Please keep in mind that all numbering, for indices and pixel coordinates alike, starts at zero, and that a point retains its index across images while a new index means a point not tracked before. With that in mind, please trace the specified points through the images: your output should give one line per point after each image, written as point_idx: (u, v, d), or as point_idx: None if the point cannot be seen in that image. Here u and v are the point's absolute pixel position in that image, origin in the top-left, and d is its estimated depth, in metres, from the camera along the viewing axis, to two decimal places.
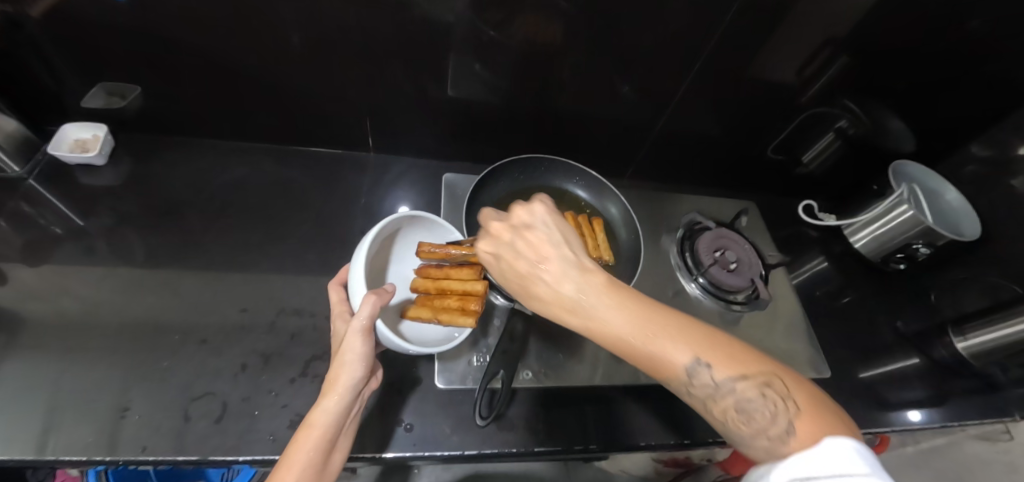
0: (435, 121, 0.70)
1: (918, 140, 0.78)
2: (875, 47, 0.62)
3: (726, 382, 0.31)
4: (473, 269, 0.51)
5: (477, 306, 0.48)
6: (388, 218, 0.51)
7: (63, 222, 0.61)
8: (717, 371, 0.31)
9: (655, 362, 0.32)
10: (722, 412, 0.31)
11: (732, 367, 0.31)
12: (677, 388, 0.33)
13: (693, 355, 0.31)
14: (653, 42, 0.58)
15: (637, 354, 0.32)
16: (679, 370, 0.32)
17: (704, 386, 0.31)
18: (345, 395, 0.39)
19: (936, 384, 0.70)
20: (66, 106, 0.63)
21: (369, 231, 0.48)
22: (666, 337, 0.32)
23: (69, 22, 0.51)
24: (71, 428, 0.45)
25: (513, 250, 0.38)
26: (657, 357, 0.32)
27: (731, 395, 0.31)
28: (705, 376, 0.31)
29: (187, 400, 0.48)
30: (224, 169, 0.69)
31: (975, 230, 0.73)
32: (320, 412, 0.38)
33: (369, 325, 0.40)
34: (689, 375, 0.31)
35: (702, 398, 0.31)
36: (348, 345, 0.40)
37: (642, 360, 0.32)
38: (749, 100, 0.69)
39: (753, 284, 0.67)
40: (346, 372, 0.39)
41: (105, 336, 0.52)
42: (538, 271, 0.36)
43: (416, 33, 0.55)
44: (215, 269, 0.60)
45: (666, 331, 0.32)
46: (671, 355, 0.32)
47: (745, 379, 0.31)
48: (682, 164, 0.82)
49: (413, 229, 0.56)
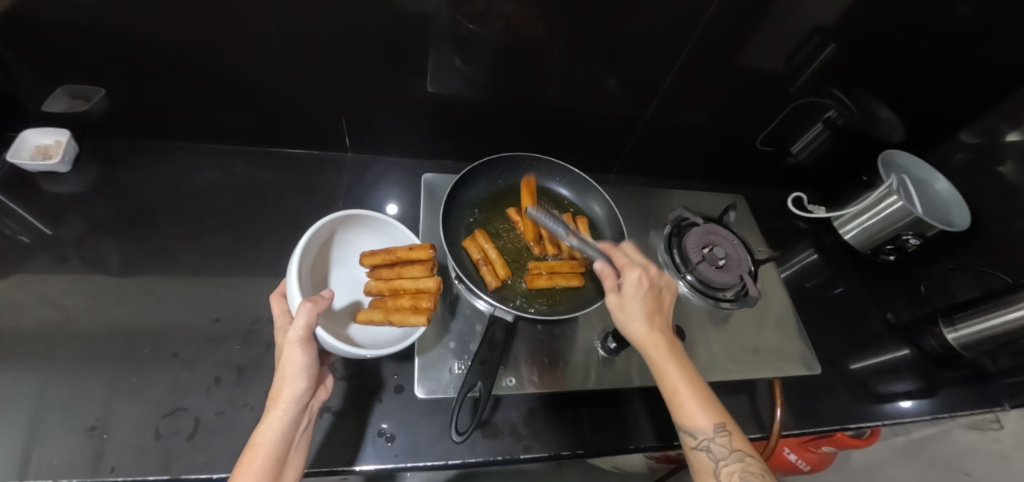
0: (415, 118, 0.68)
1: (908, 129, 0.77)
2: (864, 36, 0.61)
3: (739, 452, 0.38)
4: (424, 266, 0.50)
5: (428, 303, 0.47)
6: (321, 221, 0.50)
7: (30, 231, 0.58)
8: (734, 442, 0.38)
9: (688, 416, 0.40)
10: (723, 478, 0.37)
11: (748, 446, 0.39)
12: (690, 441, 0.40)
13: (720, 420, 0.39)
14: (638, 33, 0.57)
15: (681, 403, 0.40)
16: (706, 428, 0.39)
17: (720, 448, 0.38)
18: (290, 409, 0.37)
19: (926, 376, 0.70)
20: (24, 110, 0.60)
21: (302, 236, 0.48)
22: (702, 402, 0.40)
23: (24, 23, 0.49)
24: (50, 447, 0.43)
25: (625, 302, 0.45)
26: (690, 412, 0.40)
27: (736, 464, 0.38)
28: (723, 440, 0.39)
29: (159, 417, 0.46)
30: (195, 173, 0.67)
31: (965, 220, 0.72)
32: (263, 430, 0.36)
33: (307, 334, 0.38)
34: (713, 434, 0.39)
35: (711, 456, 0.38)
36: (288, 356, 0.38)
37: (678, 399, 0.41)
38: (737, 90, 0.68)
39: (742, 281, 0.66)
40: (288, 385, 0.38)
41: (71, 351, 0.49)
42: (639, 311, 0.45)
43: (392, 28, 0.53)
44: (188, 277, 0.58)
45: (704, 399, 0.41)
46: (704, 414, 0.40)
47: (756, 458, 0.38)
48: (669, 156, 0.81)
49: (351, 231, 0.55)
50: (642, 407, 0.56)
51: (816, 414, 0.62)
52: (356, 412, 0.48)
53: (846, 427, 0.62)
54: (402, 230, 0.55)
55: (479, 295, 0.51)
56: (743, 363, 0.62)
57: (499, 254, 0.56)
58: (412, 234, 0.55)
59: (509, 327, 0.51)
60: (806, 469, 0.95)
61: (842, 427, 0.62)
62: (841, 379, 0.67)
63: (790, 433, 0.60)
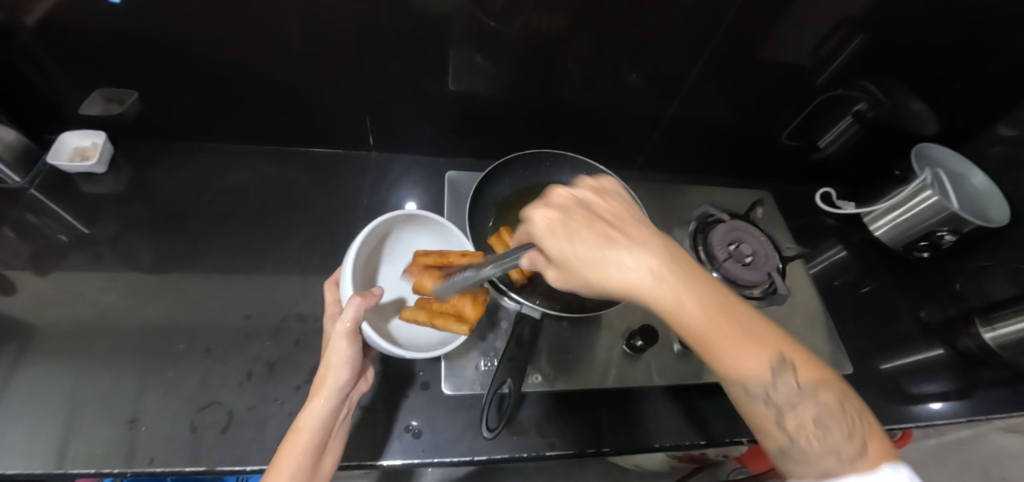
0: (437, 116, 0.68)
1: (942, 121, 0.74)
2: (896, 26, 0.59)
3: (809, 390, 0.30)
4: None
5: (472, 313, 0.47)
6: (382, 216, 0.51)
7: (70, 230, 0.61)
8: (802, 376, 0.30)
9: (737, 356, 0.30)
10: (790, 425, 0.30)
11: (816, 375, 0.30)
12: (744, 390, 0.30)
13: (779, 355, 0.30)
14: (661, 26, 0.56)
15: (728, 352, 0.30)
16: (765, 372, 0.29)
17: (785, 393, 0.30)
18: (331, 399, 0.38)
19: (962, 376, 0.67)
20: (62, 113, 0.62)
21: (360, 232, 0.48)
22: (755, 337, 0.30)
23: (63, 29, 0.50)
24: (88, 437, 0.45)
25: (567, 220, 0.31)
26: (742, 354, 0.30)
27: (808, 404, 0.29)
28: (787, 380, 0.30)
29: (194, 410, 0.48)
30: (224, 172, 0.69)
31: (1004, 216, 0.70)
32: (307, 416, 0.37)
33: (353, 328, 0.39)
34: (774, 379, 0.30)
35: (773, 405, 0.30)
36: (335, 346, 0.39)
37: (721, 350, 0.30)
38: (763, 83, 0.66)
39: (769, 278, 0.64)
40: (331, 375, 0.38)
41: (109, 344, 0.51)
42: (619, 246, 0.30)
43: (414, 27, 0.53)
44: (218, 274, 0.59)
45: (746, 332, 0.30)
46: (759, 353, 0.30)
47: (824, 389, 0.30)
48: (693, 151, 0.79)
49: (405, 228, 0.55)
50: (666, 406, 0.56)
51: None
52: (383, 407, 0.49)
53: None
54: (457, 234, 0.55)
55: (504, 291, 0.52)
56: None
57: None
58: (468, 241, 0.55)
59: (537, 324, 0.51)
60: None
61: None
62: (871, 379, 0.65)
63: None
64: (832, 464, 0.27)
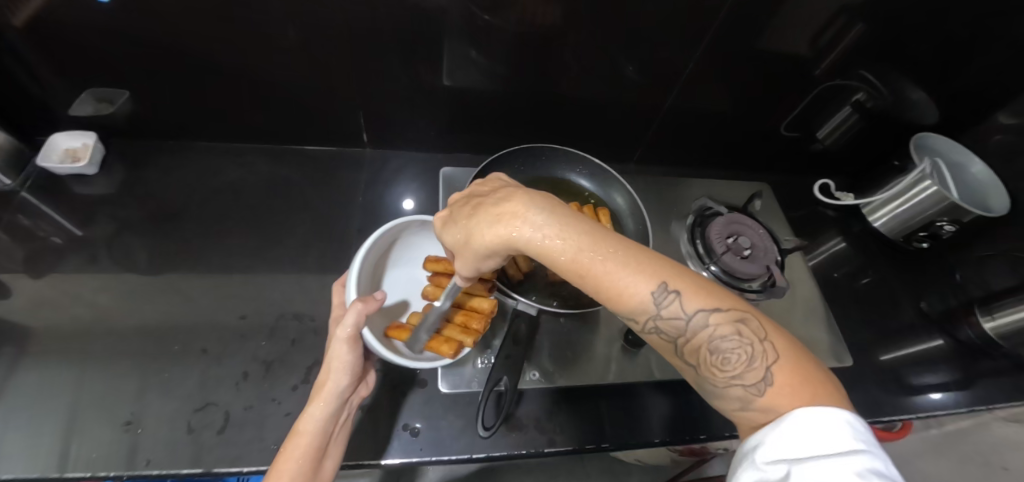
0: (432, 112, 0.67)
1: (942, 111, 0.73)
2: (897, 15, 0.58)
3: (693, 315, 0.30)
4: (483, 285, 0.49)
5: (479, 326, 0.47)
6: (391, 222, 0.52)
7: (63, 232, 0.60)
8: (689, 300, 0.30)
9: (621, 294, 0.31)
10: (690, 354, 0.31)
11: (712, 300, 0.31)
12: (638, 325, 0.33)
13: (660, 284, 0.31)
14: (657, 18, 0.55)
15: (609, 290, 0.32)
16: (649, 305, 0.31)
17: (671, 321, 0.31)
18: (331, 402, 0.38)
19: (962, 367, 0.67)
20: (53, 113, 0.61)
21: (369, 237, 0.49)
22: (634, 270, 0.31)
23: (51, 29, 0.50)
24: (87, 439, 0.45)
25: (454, 214, 0.37)
26: (624, 288, 0.31)
27: (699, 329, 0.31)
28: (672, 307, 0.31)
29: (191, 411, 0.47)
30: (217, 171, 0.68)
31: (1004, 206, 0.69)
32: (306, 420, 0.37)
33: (354, 333, 0.39)
34: (657, 309, 0.31)
35: (667, 335, 0.32)
36: (336, 351, 0.39)
37: (604, 290, 0.32)
38: (762, 74, 0.66)
39: (768, 272, 0.63)
40: (333, 378, 0.39)
41: (106, 346, 0.51)
42: (509, 216, 0.33)
43: (407, 21, 0.52)
44: (213, 274, 0.59)
45: (630, 268, 0.31)
46: (637, 289, 0.31)
47: (716, 313, 0.30)
48: (691, 144, 0.79)
49: (417, 233, 0.56)
50: (666, 402, 0.55)
51: None
52: (381, 405, 0.49)
53: (878, 420, 0.60)
54: None
55: (499, 289, 0.51)
56: None
57: None
58: None
59: (533, 321, 0.50)
60: None
61: (874, 420, 0.60)
62: (871, 370, 0.65)
63: None
64: (740, 394, 0.30)
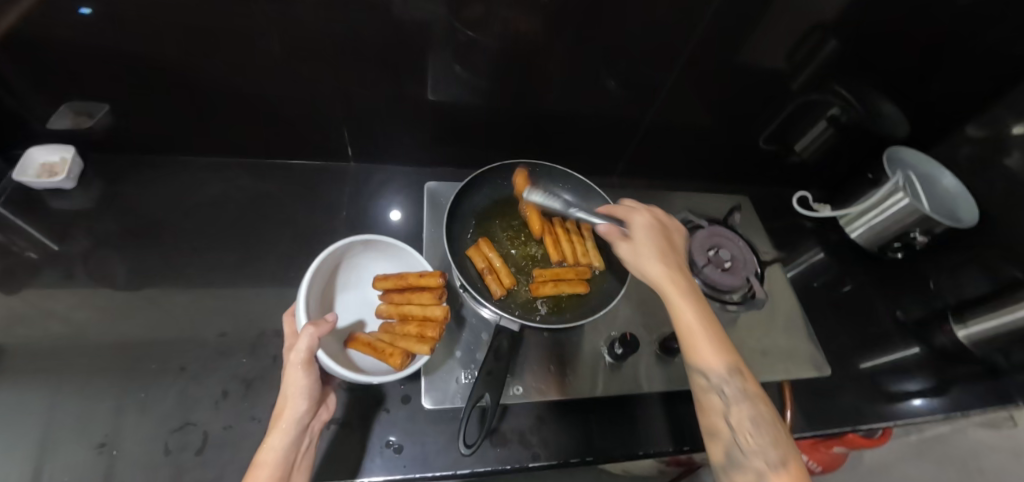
0: (417, 125, 0.68)
1: (913, 124, 0.76)
2: (865, 33, 0.61)
3: (749, 396, 0.42)
4: (433, 294, 0.51)
5: (433, 334, 0.47)
6: (335, 245, 0.51)
7: (39, 248, 0.59)
8: (746, 385, 0.42)
9: (702, 352, 0.43)
10: (731, 420, 0.41)
11: (758, 391, 0.42)
12: (703, 382, 0.43)
13: (734, 364, 0.43)
14: (638, 35, 0.57)
15: (696, 343, 0.43)
16: (722, 372, 0.42)
17: (732, 390, 0.42)
18: (291, 429, 0.38)
19: (938, 373, 0.69)
20: (29, 127, 0.60)
21: (311, 264, 0.48)
22: (718, 345, 0.43)
23: (30, 42, 0.49)
24: (58, 463, 0.43)
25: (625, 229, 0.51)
26: (705, 351, 0.43)
27: (745, 406, 0.41)
28: (734, 384, 0.42)
29: (167, 432, 0.46)
30: (199, 185, 0.67)
31: (973, 216, 0.71)
32: (265, 450, 0.37)
33: (308, 357, 0.39)
34: (726, 378, 0.42)
35: (722, 398, 0.42)
36: (291, 378, 0.39)
37: (690, 343, 0.44)
38: (740, 88, 0.68)
39: (747, 283, 0.66)
40: (290, 405, 0.38)
41: (79, 365, 0.50)
42: (659, 263, 0.48)
43: (392, 36, 0.53)
44: (193, 289, 0.58)
45: (717, 338, 0.44)
46: (720, 358, 0.43)
47: (762, 402, 0.42)
48: (672, 157, 0.80)
49: (364, 254, 0.55)
50: (650, 414, 0.55)
51: (827, 414, 0.62)
52: (363, 422, 0.48)
53: (857, 428, 0.61)
54: (414, 254, 0.54)
55: (483, 304, 0.52)
56: (754, 366, 0.62)
57: (503, 262, 0.56)
58: (423, 258, 0.54)
59: (515, 336, 0.51)
60: (819, 470, 0.94)
61: (854, 427, 0.61)
62: (851, 378, 0.66)
63: (802, 435, 0.59)
64: (758, 467, 0.38)
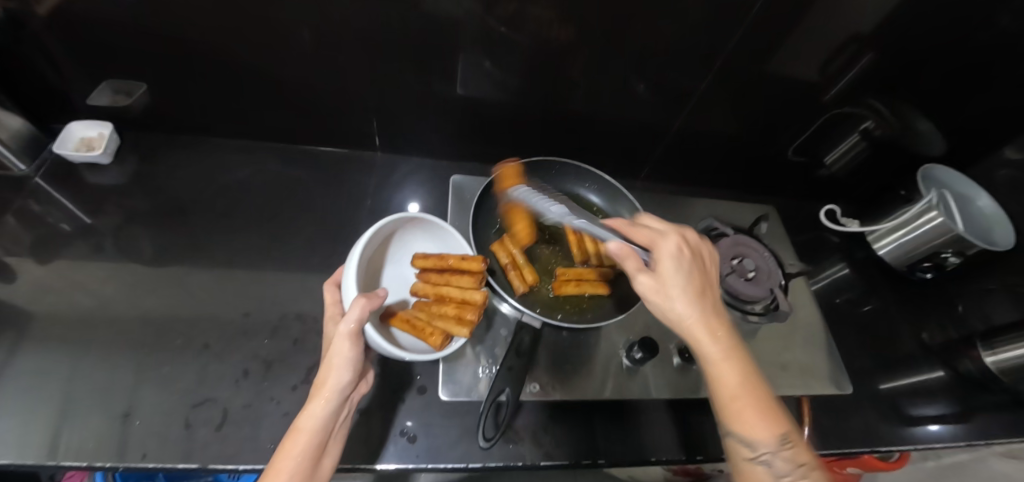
0: (444, 119, 0.68)
1: (949, 143, 0.74)
2: (908, 47, 0.59)
3: (801, 467, 0.36)
4: (473, 277, 0.50)
5: (472, 317, 0.48)
6: (387, 218, 0.50)
7: (72, 220, 0.61)
8: (799, 454, 0.37)
9: (745, 418, 0.37)
10: None
11: (808, 457, 0.37)
12: (745, 451, 0.37)
13: (785, 432, 0.37)
14: (670, 38, 0.56)
15: (743, 411, 0.37)
16: (769, 442, 0.37)
17: (781, 461, 0.36)
18: (332, 400, 0.38)
19: (962, 400, 0.67)
20: (71, 103, 0.62)
21: (366, 232, 0.48)
22: (764, 411, 0.37)
23: (73, 21, 0.51)
24: (81, 428, 0.45)
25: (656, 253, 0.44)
26: (747, 418, 0.37)
27: (797, 478, 0.36)
28: (783, 453, 0.37)
29: (189, 406, 0.47)
30: (229, 167, 0.69)
31: (1010, 240, 0.69)
32: (306, 418, 0.37)
33: (356, 329, 0.39)
34: (775, 448, 0.37)
35: (770, 470, 0.37)
36: (337, 348, 0.39)
37: (727, 403, 0.38)
38: (772, 97, 0.66)
39: (771, 294, 0.64)
40: (333, 375, 0.39)
41: (108, 337, 0.51)
42: (693, 306, 0.40)
43: (423, 29, 0.53)
44: (218, 269, 0.59)
45: (764, 403, 0.38)
46: (769, 428, 0.37)
47: (812, 470, 0.37)
48: (700, 163, 0.79)
49: (412, 231, 0.55)
50: (660, 420, 0.55)
51: (844, 434, 0.60)
52: (377, 409, 0.49)
53: (875, 450, 0.60)
54: (458, 238, 0.54)
55: (505, 299, 0.52)
56: (772, 379, 0.61)
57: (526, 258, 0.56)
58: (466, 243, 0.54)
59: (536, 334, 0.51)
60: None
61: (871, 449, 0.60)
62: (871, 399, 0.65)
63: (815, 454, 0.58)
64: None
